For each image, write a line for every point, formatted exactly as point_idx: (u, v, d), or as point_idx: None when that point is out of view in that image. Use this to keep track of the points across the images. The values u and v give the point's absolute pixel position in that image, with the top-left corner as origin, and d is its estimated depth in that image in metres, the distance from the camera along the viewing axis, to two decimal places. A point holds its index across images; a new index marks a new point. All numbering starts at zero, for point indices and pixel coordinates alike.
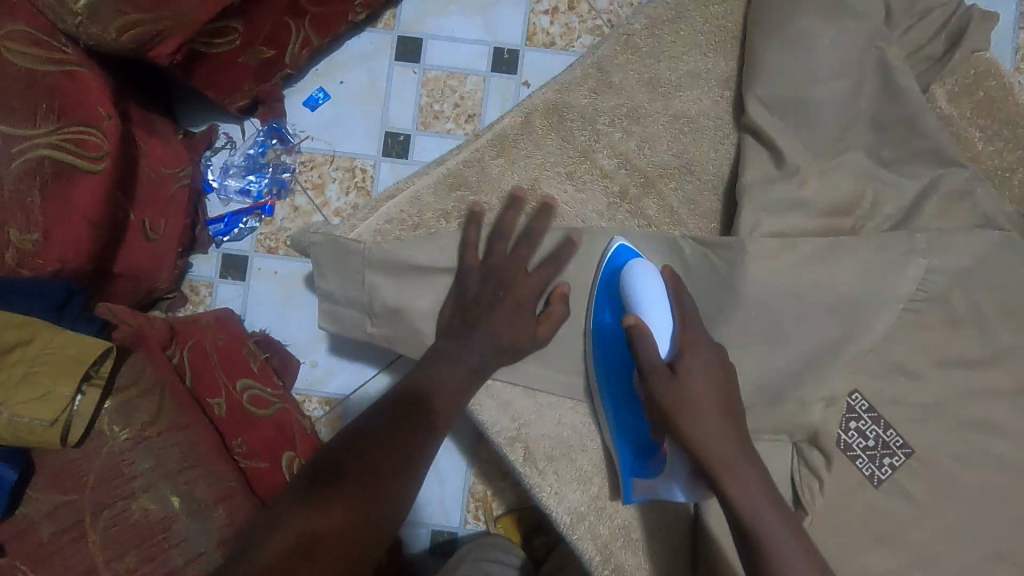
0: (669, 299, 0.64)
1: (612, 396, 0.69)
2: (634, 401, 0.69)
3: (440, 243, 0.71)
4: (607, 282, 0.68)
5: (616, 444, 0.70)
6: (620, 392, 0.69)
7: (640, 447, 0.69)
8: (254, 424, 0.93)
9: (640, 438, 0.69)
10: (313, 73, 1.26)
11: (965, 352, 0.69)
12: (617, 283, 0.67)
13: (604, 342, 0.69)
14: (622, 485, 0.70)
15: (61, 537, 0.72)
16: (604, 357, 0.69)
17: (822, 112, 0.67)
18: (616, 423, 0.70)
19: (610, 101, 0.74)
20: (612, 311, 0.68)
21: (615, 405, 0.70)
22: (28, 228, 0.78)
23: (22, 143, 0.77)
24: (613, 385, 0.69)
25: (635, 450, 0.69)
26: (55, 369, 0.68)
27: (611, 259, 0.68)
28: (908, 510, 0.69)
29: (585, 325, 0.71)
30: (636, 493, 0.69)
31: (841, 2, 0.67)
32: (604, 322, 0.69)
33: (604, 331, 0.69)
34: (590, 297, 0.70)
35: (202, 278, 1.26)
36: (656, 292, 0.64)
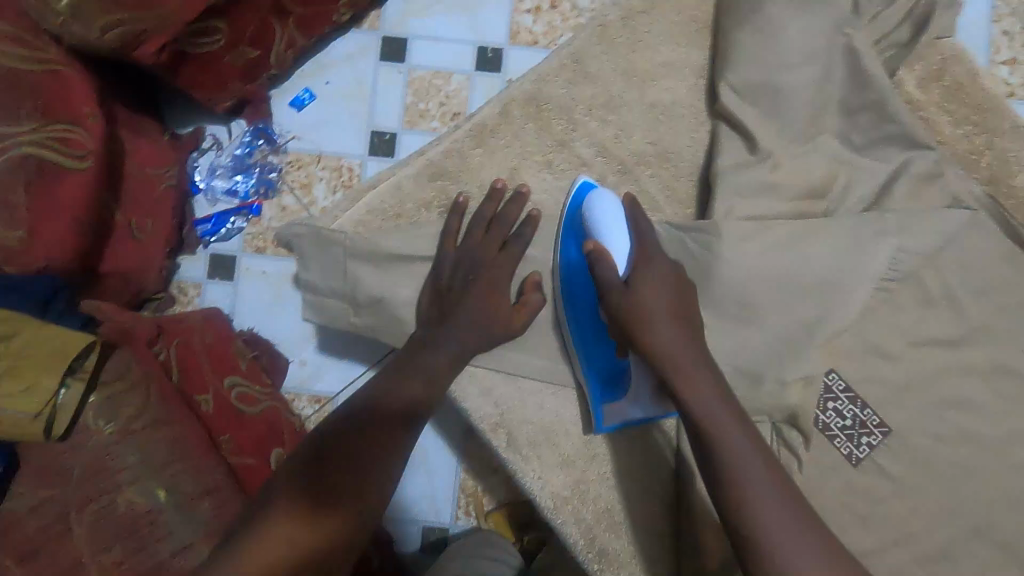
0: (627, 223, 0.68)
1: (579, 322, 0.70)
2: (602, 336, 0.71)
3: (423, 233, 0.72)
4: (571, 217, 0.70)
5: (586, 373, 0.71)
6: (587, 321, 0.70)
7: (608, 373, 0.71)
8: (243, 420, 0.94)
9: (605, 365, 0.71)
10: (299, 74, 1.28)
11: (938, 332, 0.71)
12: (582, 218, 0.69)
13: (570, 275, 0.70)
14: (592, 415, 0.71)
15: (46, 531, 0.71)
16: (572, 295, 0.70)
17: (793, 98, 0.68)
18: (582, 350, 0.71)
19: (587, 91, 0.75)
20: (577, 245, 0.70)
21: (584, 340, 0.71)
22: (13, 225, 0.78)
23: (5, 141, 0.77)
24: (580, 316, 0.70)
25: (601, 375, 0.71)
26: (38, 361, 0.69)
27: (573, 198, 0.70)
28: (886, 487, 0.70)
29: (550, 262, 0.71)
30: (606, 421, 0.71)
31: None
32: (570, 257, 0.70)
33: (571, 266, 0.70)
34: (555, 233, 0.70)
35: (190, 279, 1.26)
36: (616, 217, 0.68)
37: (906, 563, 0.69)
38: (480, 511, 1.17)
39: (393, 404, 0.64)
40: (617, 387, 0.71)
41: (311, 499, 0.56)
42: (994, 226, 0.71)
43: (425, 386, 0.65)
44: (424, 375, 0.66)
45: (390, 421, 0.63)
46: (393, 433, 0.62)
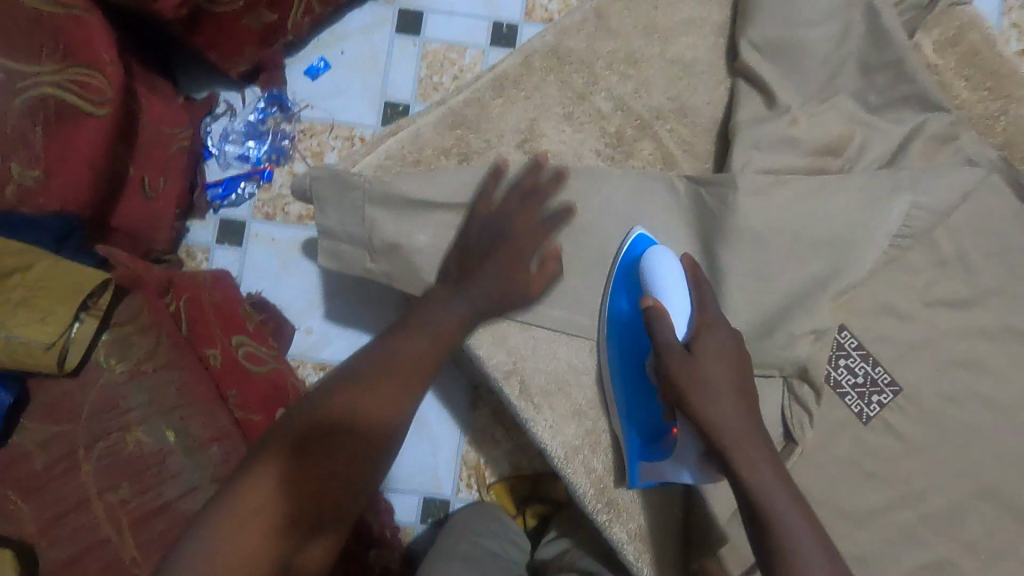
0: (682, 284, 0.65)
1: (622, 371, 0.72)
2: (647, 389, 0.71)
3: (444, 179, 0.71)
4: (625, 272, 0.70)
5: (625, 428, 0.71)
6: (634, 373, 0.71)
7: (650, 430, 0.70)
8: (249, 379, 0.82)
9: (650, 423, 0.70)
10: (315, 43, 1.28)
11: (952, 293, 0.71)
12: (636, 273, 0.70)
13: (619, 328, 0.72)
14: (628, 469, 0.71)
15: (53, 468, 0.71)
16: (618, 345, 0.72)
17: (812, 56, 0.69)
18: (625, 411, 0.72)
19: (607, 45, 0.75)
20: (628, 299, 0.71)
21: (626, 387, 0.72)
22: (30, 165, 0.79)
23: (25, 79, 0.78)
24: (626, 370, 0.72)
25: (644, 435, 0.71)
26: (53, 294, 0.69)
27: (629, 249, 0.70)
28: (897, 446, 0.70)
29: (600, 312, 0.73)
30: (642, 478, 0.70)
31: None
32: (620, 309, 0.71)
33: (619, 317, 0.71)
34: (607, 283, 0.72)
35: (198, 243, 1.26)
36: (672, 277, 0.65)
37: (910, 522, 0.69)
38: (482, 484, 1.18)
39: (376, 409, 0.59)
40: (657, 447, 0.69)
41: (297, 530, 0.52)
42: (1005, 189, 0.72)
43: (417, 365, 0.62)
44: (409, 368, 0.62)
45: (405, 364, 0.62)
46: (383, 436, 0.59)
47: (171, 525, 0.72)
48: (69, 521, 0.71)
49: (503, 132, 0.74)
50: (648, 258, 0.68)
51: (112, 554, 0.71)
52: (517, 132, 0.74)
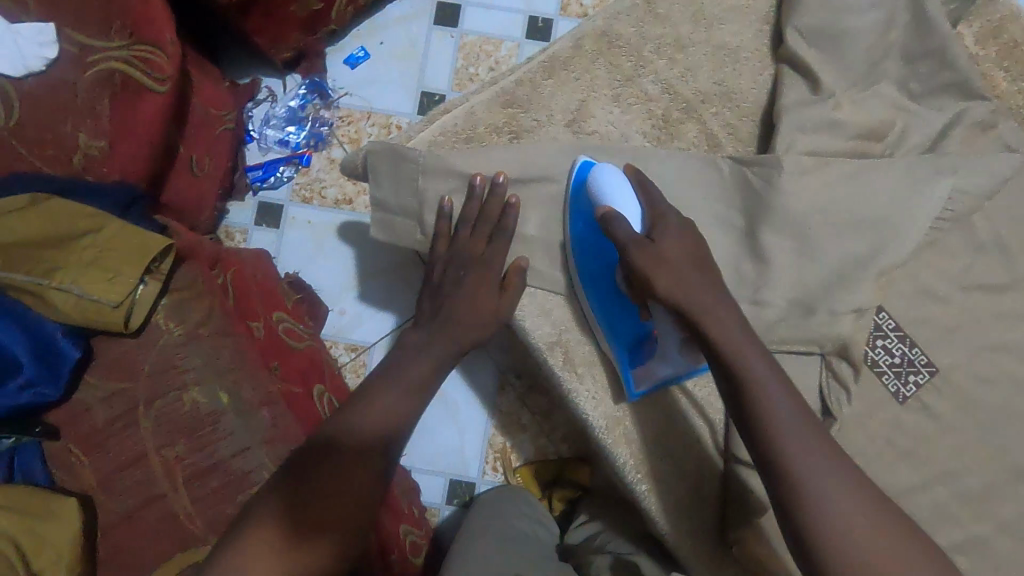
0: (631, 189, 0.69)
1: (594, 290, 0.74)
2: (618, 295, 0.74)
3: (496, 154, 0.74)
4: (577, 196, 0.73)
5: (612, 345, 0.75)
6: (606, 289, 0.74)
7: (632, 338, 0.74)
8: (287, 353, 0.88)
9: (629, 331, 0.74)
10: (355, 33, 1.32)
11: (987, 278, 0.73)
12: (586, 193, 0.72)
13: (583, 248, 0.74)
14: (623, 381, 0.75)
15: (114, 423, 0.75)
16: (588, 266, 0.74)
17: (858, 41, 0.71)
18: (607, 330, 0.75)
19: (656, 30, 0.78)
20: (585, 220, 0.73)
21: (601, 304, 0.74)
22: (96, 135, 0.83)
23: (95, 54, 0.81)
24: (598, 286, 0.74)
25: (629, 344, 0.74)
26: (120, 255, 0.72)
27: (575, 176, 0.73)
28: (931, 426, 0.72)
29: (560, 238, 0.75)
30: (638, 386, 0.75)
31: None
32: (580, 231, 0.73)
33: (581, 239, 0.73)
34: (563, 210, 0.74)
35: (237, 224, 1.30)
36: (621, 186, 0.69)
37: (944, 501, 0.71)
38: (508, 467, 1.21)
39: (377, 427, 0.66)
40: (642, 350, 0.74)
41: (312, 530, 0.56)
42: None
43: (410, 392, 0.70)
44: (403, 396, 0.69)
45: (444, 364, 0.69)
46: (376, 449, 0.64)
47: (224, 483, 0.75)
48: (126, 475, 0.74)
49: (553, 111, 0.77)
50: (595, 177, 0.71)
51: (167, 509, 0.74)
52: (566, 112, 0.76)
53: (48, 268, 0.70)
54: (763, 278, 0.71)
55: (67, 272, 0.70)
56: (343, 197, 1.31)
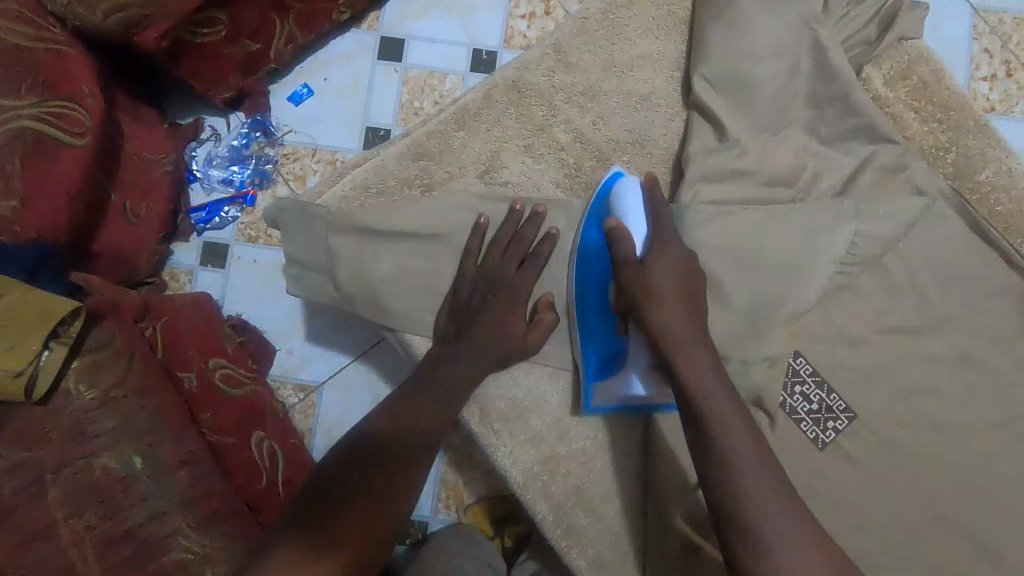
0: (644, 210, 0.70)
1: (585, 297, 0.73)
2: (607, 316, 0.74)
3: (409, 209, 0.73)
4: (597, 205, 0.72)
5: (583, 353, 0.73)
6: (597, 303, 0.73)
7: (604, 355, 0.74)
8: (224, 401, 0.92)
9: (603, 348, 0.74)
10: (298, 70, 1.32)
11: (904, 321, 0.73)
12: (608, 208, 0.72)
13: (587, 257, 0.73)
14: (582, 392, 0.74)
15: (19, 495, 0.71)
16: (584, 272, 0.72)
17: (763, 89, 0.71)
18: (585, 333, 0.73)
19: (567, 79, 0.78)
20: (598, 231, 0.72)
21: (588, 318, 0.73)
22: (7, 195, 0.80)
23: (6, 113, 0.80)
24: (590, 296, 0.73)
25: (600, 354, 0.74)
26: (21, 323, 0.70)
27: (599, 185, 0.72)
28: (852, 473, 0.71)
29: (569, 242, 0.73)
30: (595, 400, 0.74)
31: None
32: (590, 241, 0.72)
33: (588, 247, 0.72)
34: (579, 215, 0.72)
35: (182, 265, 1.28)
36: (638, 204, 0.70)
37: (867, 548, 0.70)
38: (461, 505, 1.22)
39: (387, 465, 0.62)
40: (610, 368, 0.74)
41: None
42: (956, 217, 0.74)
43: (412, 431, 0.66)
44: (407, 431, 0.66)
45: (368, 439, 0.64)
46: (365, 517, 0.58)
47: (138, 550, 0.73)
48: (28, 551, 0.70)
49: (464, 162, 0.76)
50: (621, 192, 0.71)
51: None
52: (477, 163, 0.76)
53: None
54: None
55: None
56: None
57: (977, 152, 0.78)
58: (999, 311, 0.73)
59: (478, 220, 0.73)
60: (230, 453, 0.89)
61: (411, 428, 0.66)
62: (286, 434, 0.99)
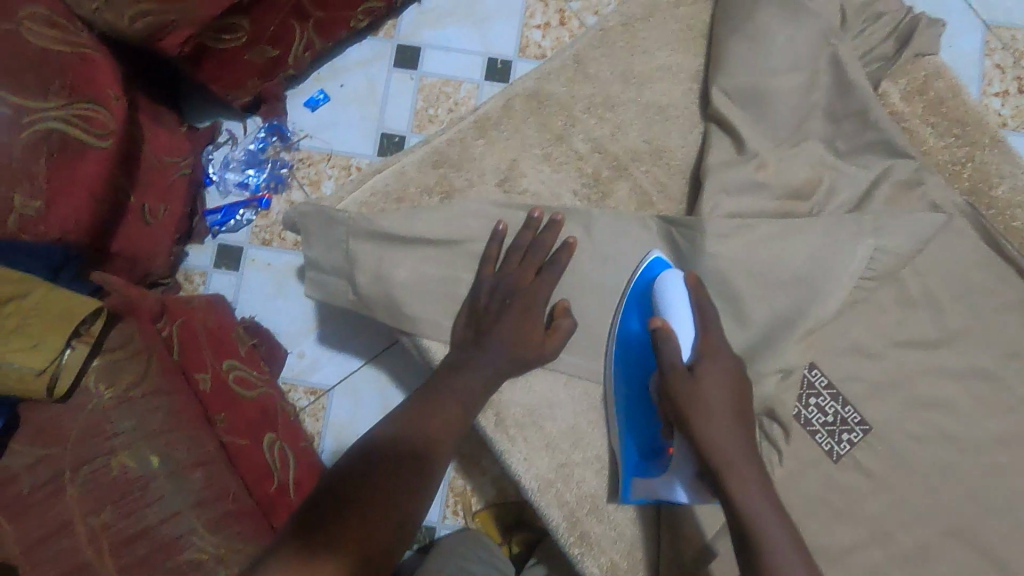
0: (691, 307, 0.68)
1: (625, 385, 0.74)
2: (649, 405, 0.74)
3: (428, 216, 0.74)
4: (638, 293, 0.72)
5: (623, 444, 0.75)
6: (638, 389, 0.74)
7: (647, 449, 0.74)
8: (239, 404, 0.93)
9: (646, 440, 0.74)
10: (315, 77, 1.33)
11: (919, 334, 0.73)
12: (649, 298, 0.72)
13: (627, 347, 0.74)
14: (621, 484, 0.74)
15: (40, 490, 0.73)
16: (625, 362, 0.74)
17: (781, 103, 0.72)
18: (624, 425, 0.75)
19: (586, 90, 0.78)
20: (639, 321, 0.73)
21: (628, 405, 0.75)
22: (33, 195, 0.81)
23: (33, 114, 0.82)
24: (630, 384, 0.74)
25: (642, 449, 0.74)
26: (44, 323, 0.71)
27: (642, 274, 0.72)
28: (866, 485, 0.72)
29: (609, 330, 0.75)
30: (635, 493, 0.74)
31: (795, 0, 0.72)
32: (630, 330, 0.73)
33: (629, 337, 0.73)
34: (620, 305, 0.74)
35: (197, 267, 1.30)
36: (684, 301, 0.68)
37: (879, 561, 0.71)
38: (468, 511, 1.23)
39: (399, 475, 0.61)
40: (652, 464, 0.73)
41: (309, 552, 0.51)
42: (971, 232, 0.74)
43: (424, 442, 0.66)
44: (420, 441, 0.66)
45: (385, 442, 0.65)
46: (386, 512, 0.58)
47: (152, 550, 0.74)
48: (51, 545, 0.72)
49: (484, 170, 0.77)
50: (663, 282, 0.70)
51: None
52: (496, 171, 0.76)
53: None
54: None
55: None
56: None
57: (992, 168, 0.79)
58: (1014, 327, 0.73)
59: (496, 226, 0.74)
60: (241, 454, 0.88)
61: (428, 433, 0.67)
62: (297, 435, 1.00)
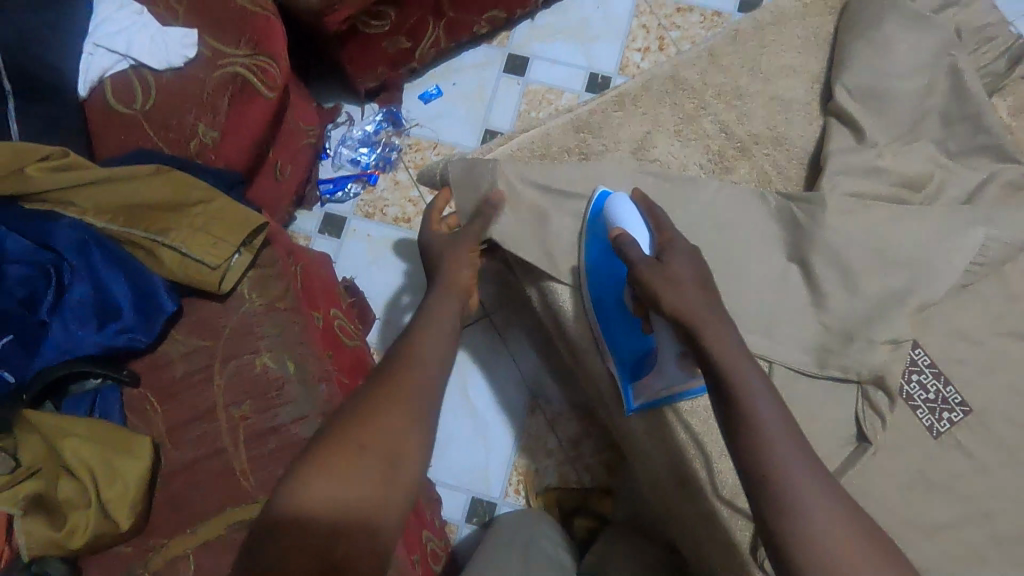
0: (642, 217, 0.80)
1: (604, 310, 0.85)
2: (625, 318, 0.85)
3: (575, 175, 0.88)
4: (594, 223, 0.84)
5: (616, 364, 0.86)
6: (614, 310, 0.85)
7: (634, 359, 0.86)
8: (341, 348, 0.95)
9: (633, 351, 0.86)
10: (431, 74, 1.46)
11: (1022, 327, 0.78)
12: (602, 221, 0.84)
13: (596, 271, 0.85)
14: (623, 397, 0.87)
15: (191, 376, 0.81)
16: (598, 288, 0.84)
17: (899, 100, 0.82)
18: (611, 342, 0.86)
19: (717, 79, 0.94)
20: (598, 245, 0.85)
21: (610, 328, 0.86)
22: (212, 126, 0.92)
23: (224, 59, 0.94)
24: (608, 307, 0.85)
25: (631, 360, 0.86)
26: (224, 225, 0.81)
27: (593, 205, 0.85)
28: (964, 464, 0.75)
29: (576, 261, 0.87)
30: (636, 400, 0.86)
31: (920, 15, 0.84)
32: (594, 256, 0.85)
33: (595, 262, 0.85)
34: (580, 234, 0.86)
35: (302, 231, 1.40)
36: (631, 212, 0.80)
37: (976, 542, 0.72)
38: (530, 492, 1.25)
39: (360, 504, 0.49)
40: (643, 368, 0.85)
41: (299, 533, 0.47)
42: None
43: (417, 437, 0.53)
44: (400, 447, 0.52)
45: None
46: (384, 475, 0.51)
47: (279, 446, 0.79)
48: (194, 426, 0.79)
49: (619, 138, 0.92)
50: (611, 204, 0.83)
51: (225, 464, 0.78)
52: (631, 141, 0.92)
53: (164, 227, 0.80)
54: (808, 315, 0.77)
55: (178, 233, 0.79)
56: (402, 216, 1.40)
57: None
58: None
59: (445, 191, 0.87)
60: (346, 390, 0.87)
61: None
62: None
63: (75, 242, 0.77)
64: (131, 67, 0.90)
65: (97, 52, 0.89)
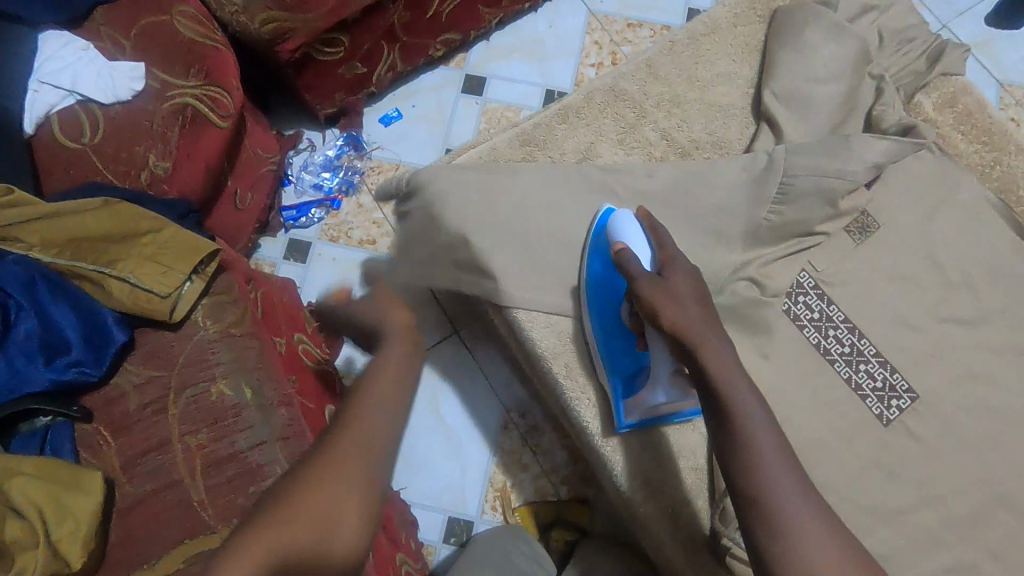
0: (645, 235, 0.81)
1: (601, 323, 0.88)
2: (623, 333, 0.88)
3: (459, 181, 0.91)
4: (596, 239, 0.87)
5: (611, 380, 0.88)
6: (614, 325, 0.88)
7: (629, 375, 0.87)
8: (307, 371, 0.96)
9: (628, 367, 0.87)
10: (391, 97, 1.48)
11: (960, 312, 0.82)
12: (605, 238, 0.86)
13: (597, 286, 0.88)
14: (615, 414, 0.87)
15: (144, 409, 0.80)
16: (597, 303, 0.88)
17: (821, 104, 0.88)
18: (609, 358, 0.88)
19: (657, 88, 0.99)
20: (600, 262, 0.87)
21: (605, 342, 0.88)
22: (163, 157, 0.93)
23: (174, 89, 0.94)
24: (606, 322, 0.88)
25: (626, 376, 0.87)
26: (174, 252, 0.81)
27: (596, 222, 0.88)
28: (916, 448, 0.77)
29: (580, 276, 0.89)
30: (627, 417, 0.86)
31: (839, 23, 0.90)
32: (596, 271, 0.87)
33: (595, 277, 0.88)
34: (583, 252, 0.88)
35: (267, 258, 1.39)
36: (636, 230, 0.81)
37: (931, 523, 0.74)
38: (507, 507, 1.23)
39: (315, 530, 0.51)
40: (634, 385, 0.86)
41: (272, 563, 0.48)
42: (1002, 223, 0.85)
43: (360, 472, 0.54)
44: (333, 493, 0.53)
45: None
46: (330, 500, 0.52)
47: (239, 473, 0.78)
48: (149, 460, 0.78)
49: (564, 149, 0.97)
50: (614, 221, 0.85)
51: (182, 495, 0.77)
52: (576, 150, 0.96)
53: (113, 258, 0.79)
54: (751, 309, 0.81)
55: (126, 263, 0.79)
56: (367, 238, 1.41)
57: (1019, 172, 0.95)
58: None
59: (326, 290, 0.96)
60: (308, 413, 0.87)
61: None
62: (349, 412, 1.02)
63: (22, 279, 0.77)
64: (79, 102, 0.91)
65: (43, 88, 0.89)
